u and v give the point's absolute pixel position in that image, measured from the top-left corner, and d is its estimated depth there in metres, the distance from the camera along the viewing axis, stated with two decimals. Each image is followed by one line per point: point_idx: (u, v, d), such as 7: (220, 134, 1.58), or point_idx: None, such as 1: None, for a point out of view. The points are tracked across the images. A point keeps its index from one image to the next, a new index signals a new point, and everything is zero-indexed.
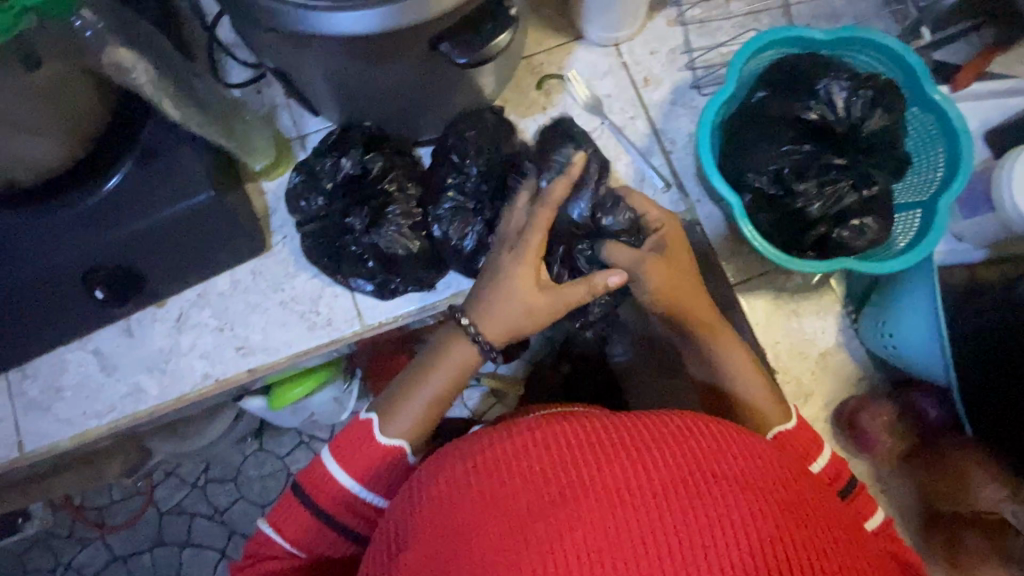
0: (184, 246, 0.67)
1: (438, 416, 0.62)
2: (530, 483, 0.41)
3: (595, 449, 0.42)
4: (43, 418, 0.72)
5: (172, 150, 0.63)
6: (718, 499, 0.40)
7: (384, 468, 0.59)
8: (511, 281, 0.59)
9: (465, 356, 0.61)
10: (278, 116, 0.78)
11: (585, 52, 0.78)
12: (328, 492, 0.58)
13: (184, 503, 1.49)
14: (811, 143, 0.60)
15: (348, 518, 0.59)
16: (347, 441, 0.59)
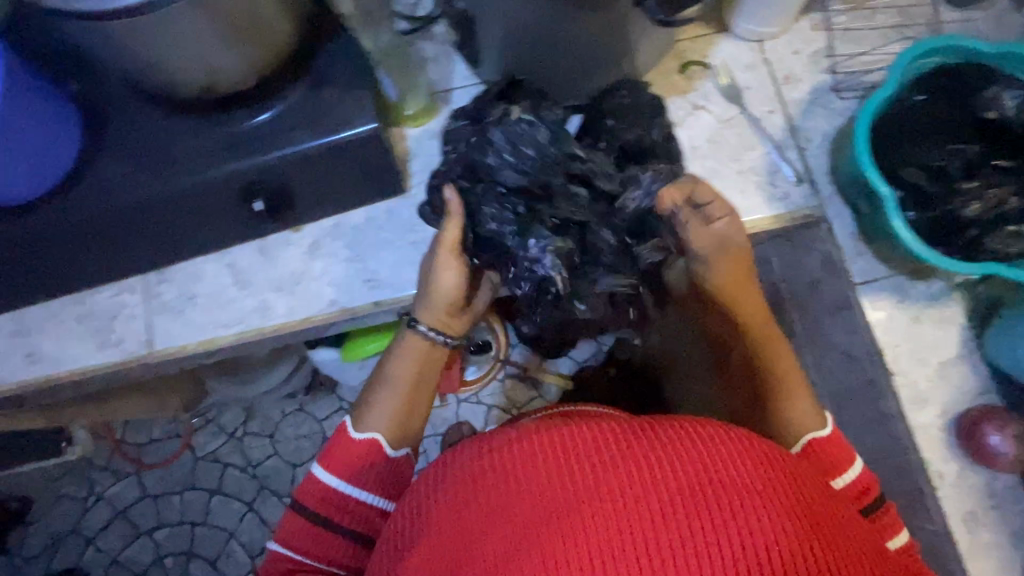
0: (337, 173, 0.71)
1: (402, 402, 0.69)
2: (536, 492, 0.43)
3: (600, 457, 0.43)
4: (176, 321, 0.75)
5: (344, 79, 0.67)
6: (728, 513, 0.41)
7: (371, 461, 0.66)
8: (432, 279, 0.68)
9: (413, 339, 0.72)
10: (427, 68, 0.79)
11: (730, 44, 0.80)
12: (330, 502, 0.64)
13: (222, 451, 1.64)
14: (975, 145, 0.63)
15: (353, 521, 0.64)
16: (332, 448, 0.66)
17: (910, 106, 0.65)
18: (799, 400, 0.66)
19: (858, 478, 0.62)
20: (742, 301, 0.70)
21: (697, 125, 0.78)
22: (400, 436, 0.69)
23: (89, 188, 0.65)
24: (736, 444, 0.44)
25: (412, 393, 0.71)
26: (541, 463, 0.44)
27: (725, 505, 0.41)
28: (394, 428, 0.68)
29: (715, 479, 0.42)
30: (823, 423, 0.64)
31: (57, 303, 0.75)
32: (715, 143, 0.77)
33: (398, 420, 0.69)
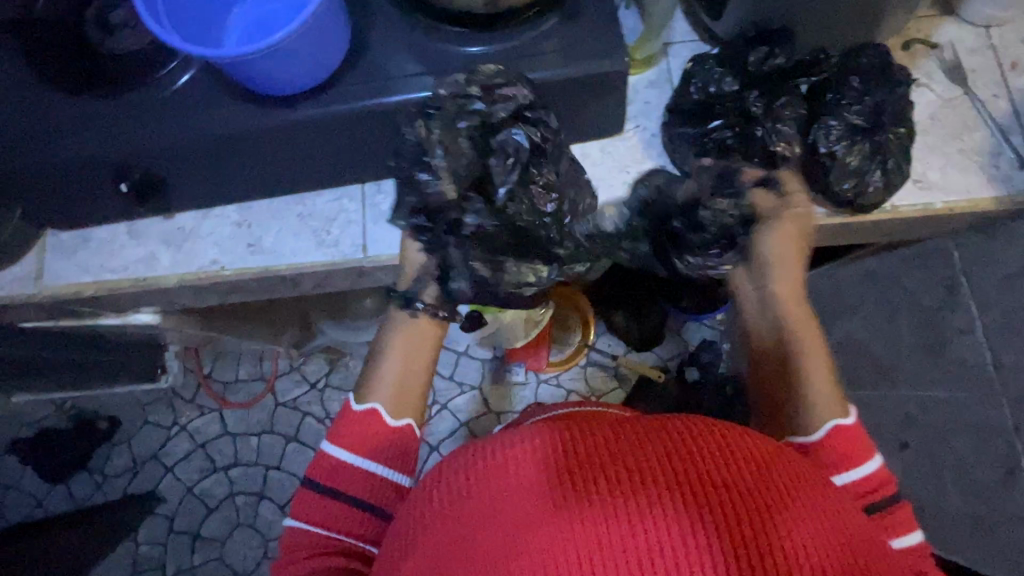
0: (572, 104, 0.74)
1: (398, 376, 0.76)
2: (471, 513, 0.50)
3: (520, 474, 0.50)
4: (389, 230, 0.79)
5: (595, 16, 0.72)
6: (636, 505, 0.46)
7: (377, 433, 0.72)
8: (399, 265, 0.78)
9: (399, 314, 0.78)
10: (673, 20, 0.80)
11: (955, 26, 0.81)
12: (343, 474, 0.69)
13: (300, 399, 1.73)
14: None
15: (363, 491, 0.69)
16: (340, 424, 0.73)
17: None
18: (828, 390, 0.66)
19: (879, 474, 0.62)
20: (791, 255, 0.73)
21: (920, 101, 0.78)
22: (398, 407, 0.74)
23: (358, 86, 0.71)
24: (646, 437, 0.51)
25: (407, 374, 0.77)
26: (473, 484, 0.51)
27: (631, 499, 0.47)
28: (394, 400, 0.75)
29: (622, 475, 0.48)
30: (847, 414, 0.64)
31: (282, 199, 0.80)
32: (937, 121, 0.77)
33: (396, 394, 0.75)
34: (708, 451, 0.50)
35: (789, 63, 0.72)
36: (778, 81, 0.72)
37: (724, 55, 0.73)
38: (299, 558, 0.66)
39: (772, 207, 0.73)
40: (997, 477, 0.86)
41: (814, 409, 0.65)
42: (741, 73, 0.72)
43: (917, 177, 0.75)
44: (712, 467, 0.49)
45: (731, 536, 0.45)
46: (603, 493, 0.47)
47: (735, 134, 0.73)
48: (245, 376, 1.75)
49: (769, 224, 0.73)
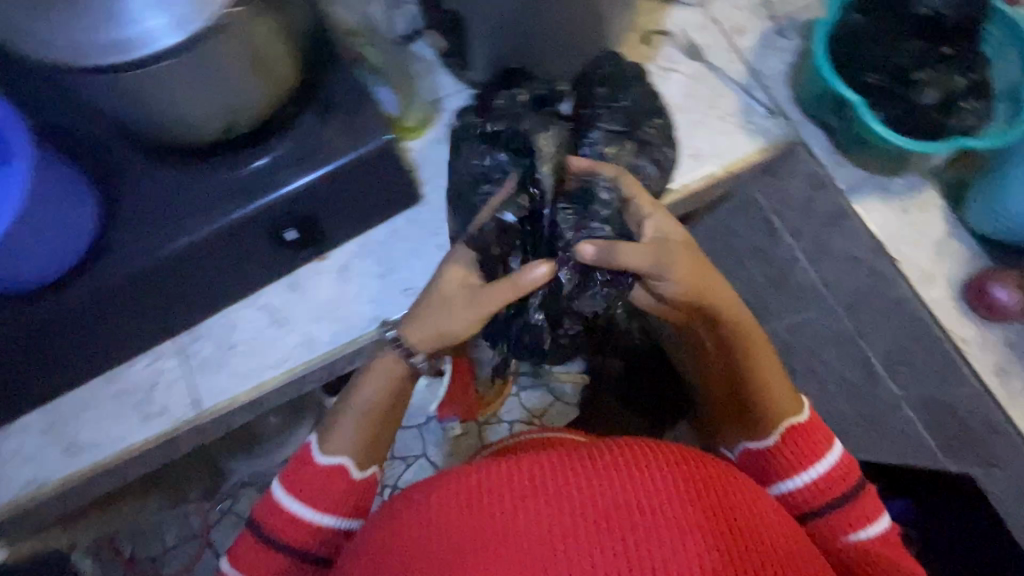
0: (356, 191, 0.72)
1: (376, 431, 0.68)
2: (463, 518, 0.41)
3: (533, 474, 0.42)
4: (219, 374, 0.73)
5: (351, 102, 0.70)
6: (646, 520, 0.40)
7: (335, 489, 0.63)
8: (441, 292, 0.65)
9: (387, 365, 0.69)
10: (418, 80, 0.82)
11: (679, 12, 0.89)
12: (286, 527, 0.62)
13: None
14: (925, 40, 0.70)
15: (299, 544, 0.62)
16: (297, 473, 0.64)
17: (871, 16, 0.71)
18: (788, 399, 0.67)
19: (838, 462, 0.64)
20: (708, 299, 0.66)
21: (673, 84, 0.85)
22: (369, 458, 0.67)
23: (125, 248, 0.65)
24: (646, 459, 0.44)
25: (381, 410, 0.68)
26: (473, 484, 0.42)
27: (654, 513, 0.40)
28: (361, 449, 0.66)
29: (652, 494, 0.41)
30: (801, 410, 0.67)
31: (91, 386, 0.73)
32: (691, 97, 0.84)
33: (367, 444, 0.67)
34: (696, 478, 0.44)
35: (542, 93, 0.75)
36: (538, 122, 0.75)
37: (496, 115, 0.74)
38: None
39: (657, 258, 0.61)
40: (867, 375, 0.91)
41: (773, 410, 0.67)
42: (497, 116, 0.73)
43: (692, 151, 0.82)
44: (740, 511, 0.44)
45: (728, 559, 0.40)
46: (627, 508, 0.40)
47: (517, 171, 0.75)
48: (175, 541, 1.32)
49: (660, 280, 0.63)
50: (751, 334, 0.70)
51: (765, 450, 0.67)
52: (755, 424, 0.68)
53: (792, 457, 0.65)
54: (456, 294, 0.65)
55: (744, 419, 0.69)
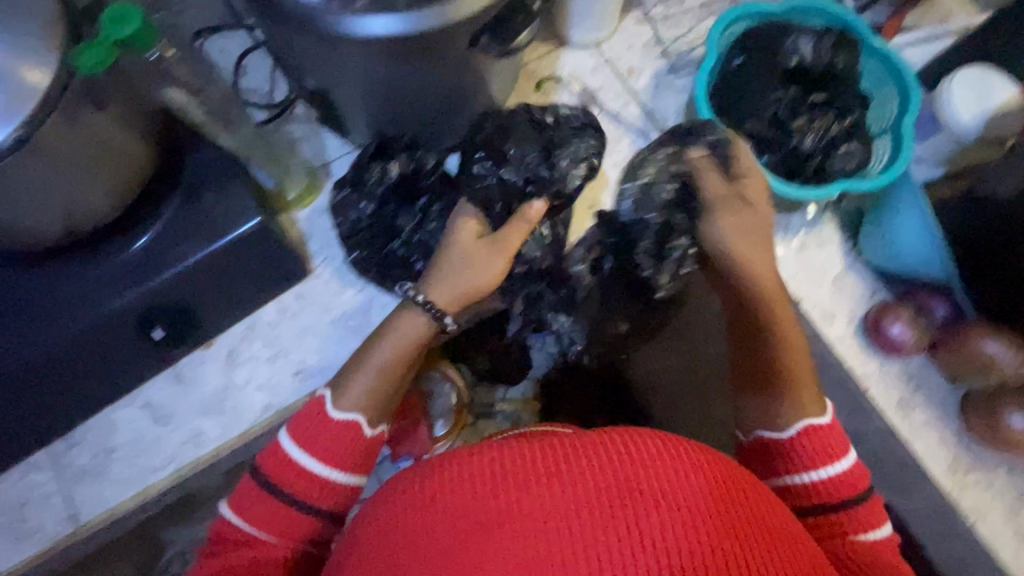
0: (231, 276, 0.68)
1: (392, 390, 0.62)
2: (476, 501, 0.38)
3: (551, 458, 0.40)
4: (98, 483, 0.68)
5: (215, 182, 0.65)
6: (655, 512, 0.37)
7: (349, 446, 0.58)
8: (457, 250, 0.62)
9: (416, 329, 0.62)
10: (299, 148, 0.79)
11: (571, 55, 0.87)
12: (298, 477, 0.56)
13: None
14: (798, 87, 0.72)
15: (311, 498, 0.57)
16: (305, 424, 0.58)
17: (744, 66, 0.73)
18: (812, 395, 0.61)
19: (851, 468, 0.57)
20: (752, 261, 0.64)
21: None
22: (381, 414, 0.61)
23: None
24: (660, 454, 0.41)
25: (396, 375, 0.62)
26: (491, 464, 0.40)
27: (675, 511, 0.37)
28: (374, 405, 0.60)
29: (677, 490, 0.38)
30: (824, 413, 0.60)
31: None
32: None
33: (380, 399, 0.61)
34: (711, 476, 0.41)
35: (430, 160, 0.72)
36: (416, 183, 0.71)
37: (382, 189, 0.70)
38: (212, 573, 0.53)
39: (722, 197, 0.64)
40: None
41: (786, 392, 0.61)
42: (377, 189, 0.69)
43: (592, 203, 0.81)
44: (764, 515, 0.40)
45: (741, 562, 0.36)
46: (647, 499, 0.38)
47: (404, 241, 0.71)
48: None
49: (712, 215, 0.65)
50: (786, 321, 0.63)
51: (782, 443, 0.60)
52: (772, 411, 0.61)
53: (812, 454, 0.58)
54: (476, 247, 0.62)
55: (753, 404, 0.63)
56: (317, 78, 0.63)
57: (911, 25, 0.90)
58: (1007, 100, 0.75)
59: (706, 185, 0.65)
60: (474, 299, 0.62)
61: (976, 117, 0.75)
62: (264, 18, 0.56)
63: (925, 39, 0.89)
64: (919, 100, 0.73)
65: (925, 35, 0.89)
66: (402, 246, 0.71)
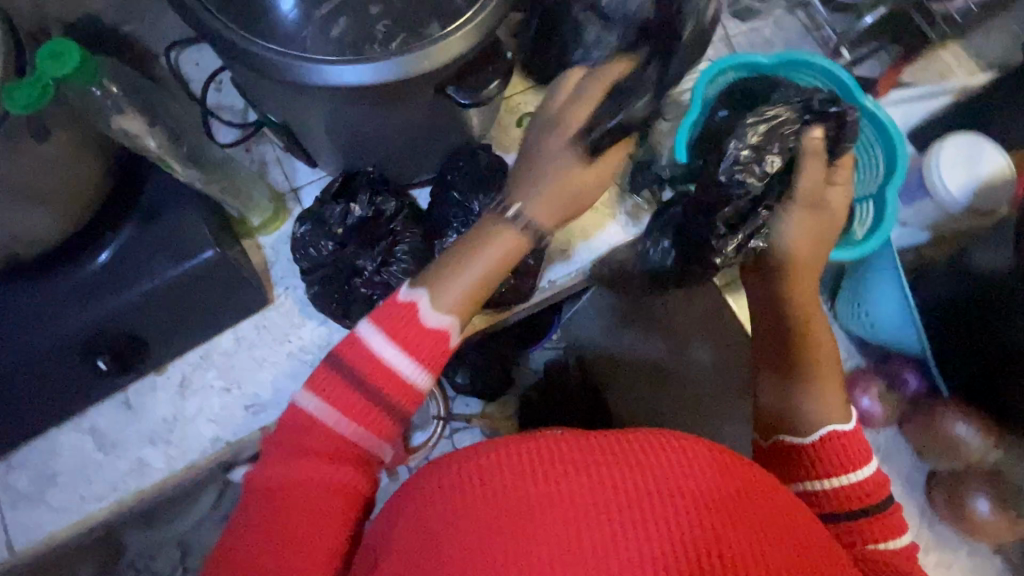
0: (186, 306, 0.66)
1: (484, 300, 0.54)
2: (487, 498, 0.38)
3: (562, 462, 0.38)
4: (37, 508, 0.67)
5: (173, 210, 0.63)
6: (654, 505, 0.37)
7: (431, 351, 0.50)
8: (563, 165, 0.53)
9: (513, 243, 0.53)
10: (269, 171, 0.77)
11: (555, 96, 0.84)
12: (377, 367, 0.49)
13: None
14: None
15: (391, 395, 0.49)
16: (393, 318, 0.50)
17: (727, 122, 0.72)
18: (830, 375, 0.58)
19: (870, 477, 0.52)
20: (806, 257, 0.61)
21: None
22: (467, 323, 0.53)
23: None
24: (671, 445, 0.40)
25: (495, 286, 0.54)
26: (495, 475, 0.39)
27: (683, 504, 0.37)
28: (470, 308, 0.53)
29: (682, 479, 0.38)
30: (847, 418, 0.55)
31: None
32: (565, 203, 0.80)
33: (470, 304, 0.52)
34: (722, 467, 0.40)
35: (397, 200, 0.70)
36: (377, 226, 0.69)
37: (345, 226, 0.68)
38: (279, 503, 0.46)
39: (808, 194, 0.60)
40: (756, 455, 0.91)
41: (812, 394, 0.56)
42: (339, 226, 0.67)
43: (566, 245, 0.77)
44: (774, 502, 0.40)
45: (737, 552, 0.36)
46: (657, 496, 0.37)
47: (366, 280, 0.68)
48: None
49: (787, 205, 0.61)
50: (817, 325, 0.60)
51: (803, 450, 0.55)
52: (783, 419, 0.57)
53: (820, 467, 0.54)
54: (586, 170, 0.53)
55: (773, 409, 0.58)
56: (284, 110, 0.61)
57: (907, 82, 0.88)
58: (996, 171, 0.73)
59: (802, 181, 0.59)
60: (581, 210, 0.55)
61: (964, 188, 0.73)
62: (228, 55, 0.55)
63: (920, 97, 0.87)
64: (906, 166, 0.71)
65: (920, 93, 0.87)
66: (366, 285, 0.68)
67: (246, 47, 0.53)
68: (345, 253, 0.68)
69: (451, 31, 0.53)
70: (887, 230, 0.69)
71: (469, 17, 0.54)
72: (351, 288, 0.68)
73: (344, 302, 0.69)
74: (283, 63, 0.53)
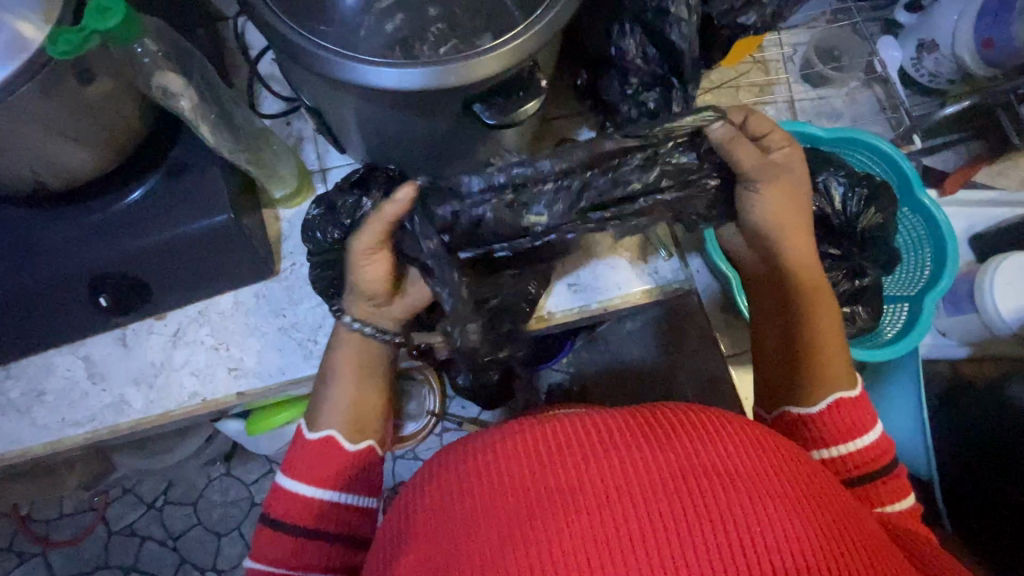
0: (193, 262, 0.68)
1: (355, 396, 0.64)
2: (538, 470, 0.36)
3: (613, 440, 0.36)
4: (21, 420, 0.70)
5: (200, 169, 0.65)
6: (719, 493, 0.34)
7: (340, 463, 0.60)
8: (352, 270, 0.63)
9: (351, 342, 0.66)
10: (303, 148, 0.79)
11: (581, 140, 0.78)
12: (299, 510, 0.58)
13: (136, 524, 1.30)
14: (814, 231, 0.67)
15: (321, 523, 0.58)
16: (294, 458, 0.60)
17: None
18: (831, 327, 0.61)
19: (873, 444, 0.55)
20: (790, 232, 0.62)
21: None
22: (354, 424, 0.63)
23: None
24: (727, 430, 0.37)
25: (355, 380, 0.65)
26: (529, 452, 0.36)
27: (741, 488, 0.35)
28: (351, 422, 0.63)
29: (743, 467, 0.36)
30: (852, 385, 0.58)
31: None
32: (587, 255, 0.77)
33: (348, 409, 0.63)
34: (784, 461, 0.37)
35: None
36: None
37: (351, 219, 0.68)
38: None
39: (760, 166, 0.59)
40: None
41: (821, 378, 0.58)
42: (346, 218, 0.68)
43: (572, 280, 0.76)
44: (841, 505, 0.37)
45: (815, 547, 0.34)
46: (715, 481, 0.35)
47: None
48: (71, 510, 1.31)
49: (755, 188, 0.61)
50: (813, 278, 0.63)
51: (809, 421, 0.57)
52: (797, 391, 0.59)
53: (825, 435, 0.56)
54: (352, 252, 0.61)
55: (790, 382, 0.60)
56: (318, 97, 0.62)
57: (981, 182, 0.81)
58: None
59: (738, 162, 0.59)
60: (377, 289, 0.62)
61: (1017, 311, 0.67)
62: (270, 34, 0.56)
63: (989, 201, 0.81)
64: (955, 273, 0.65)
65: (991, 198, 0.81)
66: None
67: (289, 35, 0.54)
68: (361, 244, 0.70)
69: (488, 49, 0.52)
70: (916, 339, 0.64)
71: (506, 39, 0.53)
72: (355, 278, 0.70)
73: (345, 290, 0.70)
74: (320, 54, 0.54)
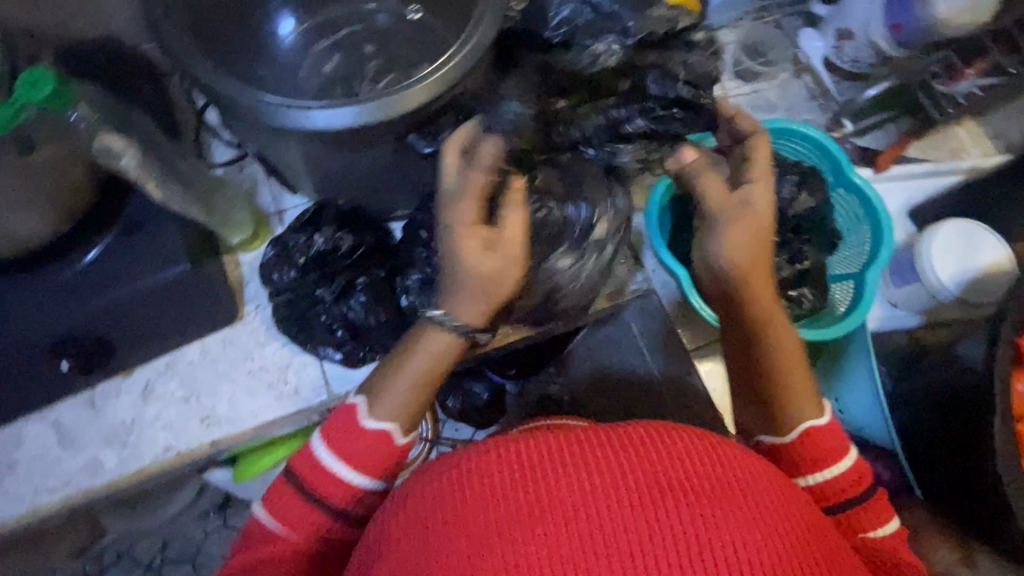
0: (153, 316, 0.68)
1: (427, 398, 0.56)
2: (509, 490, 0.36)
3: (582, 457, 0.37)
4: None
5: (152, 223, 0.66)
6: (684, 507, 0.35)
7: (380, 455, 0.53)
8: (455, 230, 0.53)
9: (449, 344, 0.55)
10: (257, 192, 0.80)
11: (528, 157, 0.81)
12: (322, 475, 0.52)
13: None
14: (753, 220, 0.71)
15: (338, 496, 0.52)
16: (337, 427, 0.53)
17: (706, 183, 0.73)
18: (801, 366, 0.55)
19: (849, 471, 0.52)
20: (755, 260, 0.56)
21: None
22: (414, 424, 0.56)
23: None
24: (693, 444, 0.39)
25: (434, 386, 0.56)
26: (499, 477, 0.37)
27: (705, 502, 0.36)
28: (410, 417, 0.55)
29: (706, 479, 0.37)
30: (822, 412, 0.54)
31: None
32: None
33: (413, 407, 0.55)
34: (747, 472, 0.38)
35: (368, 238, 0.73)
36: (334, 261, 0.72)
37: (306, 257, 0.71)
38: None
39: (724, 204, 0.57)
40: None
41: (789, 405, 0.54)
42: (300, 256, 0.71)
43: None
44: (802, 512, 0.38)
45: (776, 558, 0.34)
46: (679, 494, 0.36)
47: (329, 309, 0.70)
48: None
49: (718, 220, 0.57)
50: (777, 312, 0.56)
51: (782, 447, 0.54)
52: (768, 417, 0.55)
53: (801, 462, 0.52)
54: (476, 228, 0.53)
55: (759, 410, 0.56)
56: (260, 143, 0.63)
57: (913, 157, 0.85)
58: (993, 264, 0.70)
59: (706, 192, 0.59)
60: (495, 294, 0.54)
61: (956, 277, 0.71)
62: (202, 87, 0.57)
63: (923, 174, 0.84)
64: (892, 247, 0.68)
65: (926, 171, 0.84)
66: (329, 316, 0.71)
67: (215, 85, 0.55)
68: (317, 280, 0.71)
69: (415, 80, 0.55)
70: (862, 314, 0.66)
71: (429, 71, 0.55)
72: (318, 314, 0.71)
73: (309, 326, 0.71)
74: (253, 101, 0.55)
